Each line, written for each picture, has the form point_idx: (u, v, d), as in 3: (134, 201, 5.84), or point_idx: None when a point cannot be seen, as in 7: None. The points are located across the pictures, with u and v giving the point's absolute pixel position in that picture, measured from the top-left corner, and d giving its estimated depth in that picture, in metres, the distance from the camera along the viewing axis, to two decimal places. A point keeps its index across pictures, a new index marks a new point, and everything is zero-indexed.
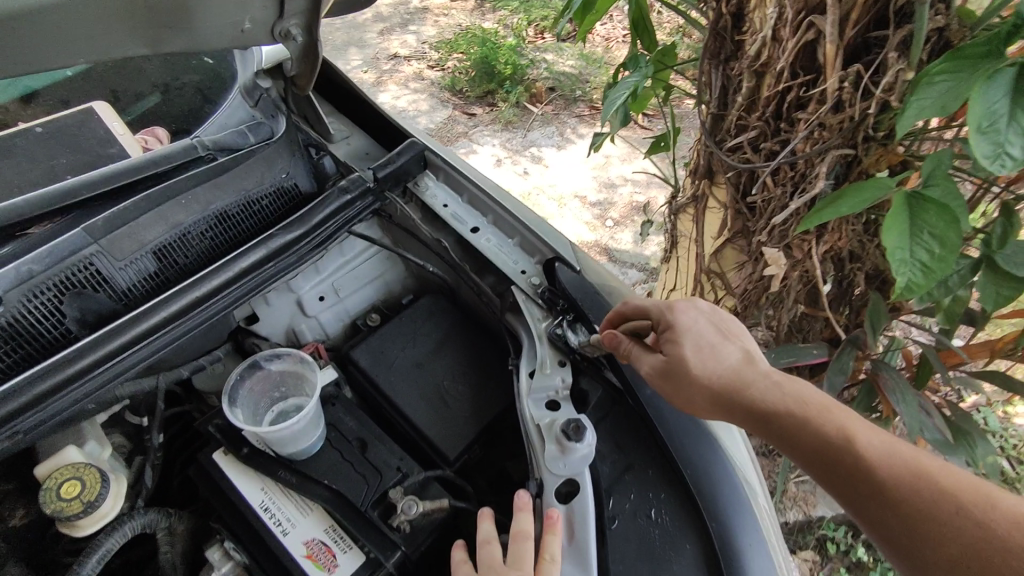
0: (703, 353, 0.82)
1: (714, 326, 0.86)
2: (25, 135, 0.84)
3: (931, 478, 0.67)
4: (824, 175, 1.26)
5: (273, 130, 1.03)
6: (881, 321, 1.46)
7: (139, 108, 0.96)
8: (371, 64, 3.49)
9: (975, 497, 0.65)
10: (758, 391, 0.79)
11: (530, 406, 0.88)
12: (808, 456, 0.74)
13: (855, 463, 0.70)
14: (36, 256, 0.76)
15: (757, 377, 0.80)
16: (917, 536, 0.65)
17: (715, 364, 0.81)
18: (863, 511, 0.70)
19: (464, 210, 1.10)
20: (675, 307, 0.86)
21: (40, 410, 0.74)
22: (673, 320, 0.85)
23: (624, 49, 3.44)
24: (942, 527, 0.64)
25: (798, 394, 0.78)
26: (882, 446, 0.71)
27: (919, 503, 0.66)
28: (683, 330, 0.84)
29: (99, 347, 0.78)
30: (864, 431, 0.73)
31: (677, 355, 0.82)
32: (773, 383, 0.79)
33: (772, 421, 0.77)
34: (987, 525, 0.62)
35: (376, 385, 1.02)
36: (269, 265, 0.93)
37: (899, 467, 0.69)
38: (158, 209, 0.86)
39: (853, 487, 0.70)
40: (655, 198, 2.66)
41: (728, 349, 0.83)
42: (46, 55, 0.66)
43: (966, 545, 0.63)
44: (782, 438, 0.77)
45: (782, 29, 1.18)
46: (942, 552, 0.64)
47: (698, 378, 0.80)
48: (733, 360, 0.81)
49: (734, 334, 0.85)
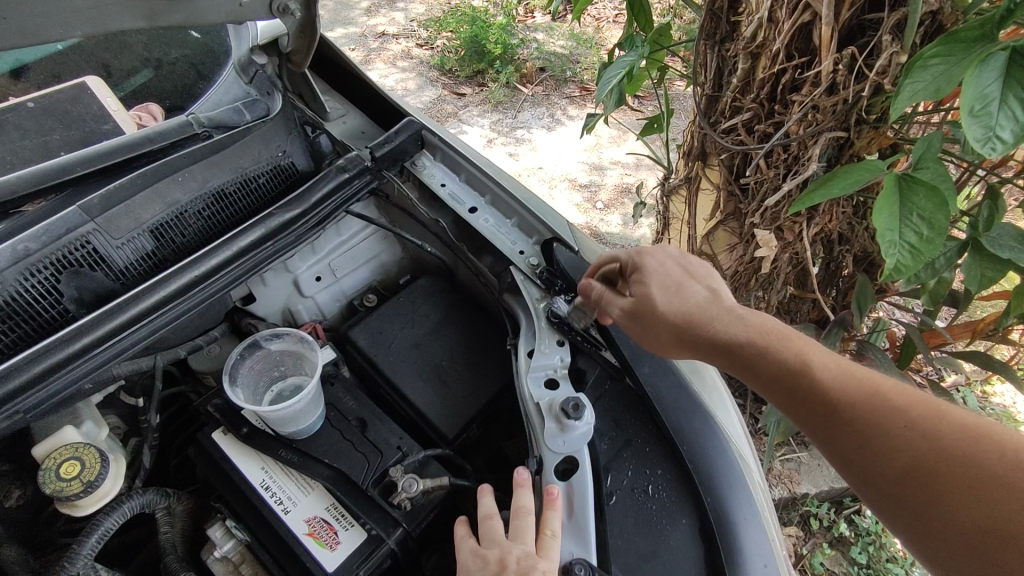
0: (669, 290, 0.83)
1: (680, 268, 0.87)
2: (17, 110, 0.82)
3: (886, 396, 0.68)
4: (816, 158, 1.27)
5: (269, 106, 1.01)
6: (868, 300, 1.48)
7: (132, 84, 0.95)
8: (358, 42, 3.43)
9: (927, 411, 0.66)
10: (720, 324, 0.79)
11: (529, 385, 0.89)
12: (768, 383, 0.75)
13: (813, 387, 0.71)
14: (32, 234, 0.75)
15: (721, 311, 0.80)
16: (872, 452, 0.66)
17: (680, 300, 0.82)
18: (821, 433, 0.71)
19: (462, 190, 1.10)
20: (644, 254, 0.89)
21: (40, 390, 0.73)
22: (641, 261, 0.88)
23: (614, 30, 3.41)
24: (893, 444, 0.66)
25: (759, 323, 0.78)
26: (839, 369, 0.72)
27: (873, 423, 0.67)
28: (651, 271, 0.86)
29: (99, 326, 0.77)
30: (822, 357, 0.73)
31: (644, 294, 0.84)
32: (735, 316, 0.79)
33: (733, 352, 0.77)
34: (938, 437, 0.64)
35: (375, 365, 1.03)
36: (267, 244, 0.92)
37: (855, 388, 0.70)
38: (154, 187, 0.85)
39: (810, 411, 0.71)
40: (644, 181, 2.66)
41: (693, 288, 0.84)
42: (45, 27, 0.64)
43: (918, 457, 0.64)
44: (743, 367, 0.77)
45: (778, 10, 1.18)
46: (893, 464, 0.65)
47: (664, 315, 0.81)
48: (698, 298, 0.82)
49: (701, 275, 0.86)
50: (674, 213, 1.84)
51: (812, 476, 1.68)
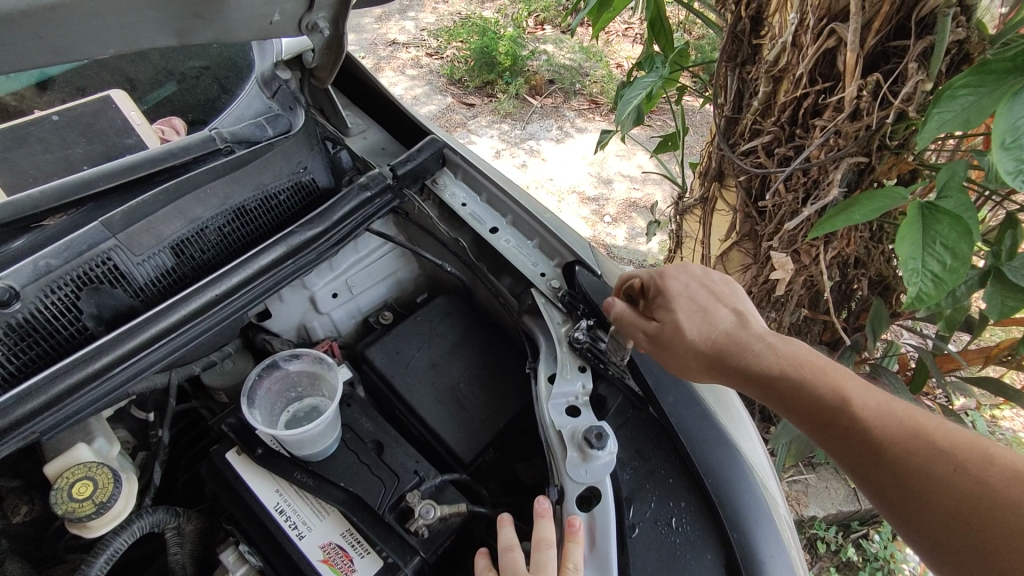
0: (697, 317, 0.83)
1: (705, 290, 0.87)
2: (41, 123, 0.81)
3: (928, 436, 0.67)
4: (837, 183, 1.25)
5: (291, 122, 1.00)
6: (884, 324, 1.46)
7: (156, 96, 0.94)
8: (369, 50, 3.43)
9: (973, 454, 0.65)
10: (753, 354, 0.79)
11: (551, 412, 0.88)
12: (807, 416, 0.74)
13: (854, 424, 0.70)
14: (53, 250, 0.74)
15: (752, 340, 0.80)
16: (914, 493, 0.66)
17: (709, 329, 0.82)
18: (862, 470, 0.70)
19: (483, 210, 1.09)
20: (666, 275, 0.88)
21: (58, 410, 0.72)
22: (665, 284, 0.87)
23: (624, 44, 3.42)
24: (939, 486, 0.64)
25: (794, 355, 0.78)
26: (879, 406, 0.71)
27: (916, 464, 0.66)
28: (676, 295, 0.86)
29: (118, 345, 0.76)
30: (861, 393, 0.72)
31: (671, 321, 0.84)
32: (769, 347, 0.78)
33: (769, 383, 0.77)
34: (983, 481, 0.63)
35: (391, 385, 1.01)
36: (288, 262, 0.91)
37: (897, 426, 0.69)
38: (176, 204, 0.85)
39: (851, 447, 0.70)
40: (652, 195, 2.65)
41: (721, 313, 0.84)
42: (76, 45, 0.63)
43: (963, 502, 0.63)
44: (779, 400, 0.76)
45: (803, 35, 1.17)
46: (936, 508, 0.64)
47: (694, 343, 0.81)
48: (726, 324, 0.82)
49: (726, 299, 0.86)
50: (687, 232, 1.83)
51: (821, 500, 1.65)
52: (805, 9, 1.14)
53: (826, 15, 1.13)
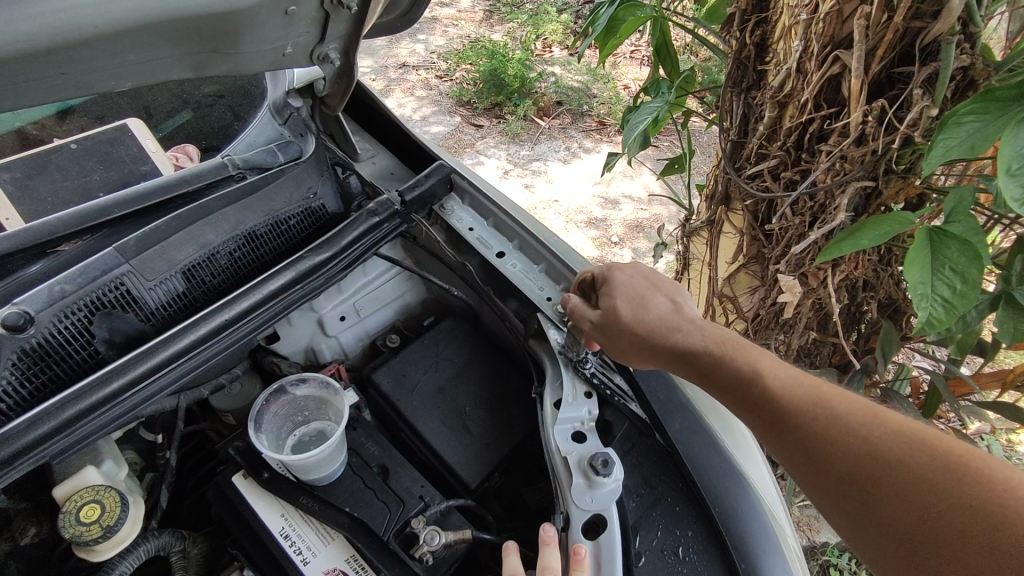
0: (634, 303, 0.85)
1: (649, 283, 0.88)
2: (60, 151, 0.83)
3: (828, 402, 0.68)
4: (845, 207, 1.25)
5: (302, 148, 1.02)
6: (894, 348, 1.45)
7: (171, 125, 0.97)
8: (379, 72, 3.50)
9: (867, 417, 0.65)
10: (681, 334, 0.81)
11: (557, 437, 0.87)
12: (724, 389, 0.75)
13: (764, 395, 0.71)
14: (69, 275, 0.76)
15: (682, 324, 0.82)
16: (814, 456, 0.65)
17: (644, 314, 0.84)
18: (771, 437, 0.70)
19: (490, 234, 1.09)
20: (614, 268, 0.91)
21: (69, 434, 0.73)
22: (611, 275, 0.90)
23: (631, 66, 3.46)
24: (835, 449, 0.64)
25: (719, 334, 0.79)
26: (789, 378, 0.71)
27: (815, 428, 0.66)
28: (618, 285, 0.88)
29: (128, 369, 0.77)
30: (774, 367, 0.73)
31: (612, 305, 0.86)
32: (696, 329, 0.81)
33: (692, 358, 0.78)
34: (871, 441, 0.63)
35: (397, 409, 1.01)
36: (297, 287, 0.92)
37: (802, 395, 0.69)
38: (189, 229, 0.86)
39: (760, 416, 0.70)
40: (659, 216, 2.66)
41: (657, 300, 0.86)
42: (98, 81, 0.65)
43: (856, 462, 0.63)
44: (700, 375, 0.78)
45: (807, 62, 1.18)
46: (834, 471, 0.64)
47: (627, 325, 0.84)
48: (662, 310, 0.84)
49: (666, 289, 0.88)
50: (694, 254, 1.83)
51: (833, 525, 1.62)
52: (809, 36, 1.15)
53: (831, 43, 1.13)
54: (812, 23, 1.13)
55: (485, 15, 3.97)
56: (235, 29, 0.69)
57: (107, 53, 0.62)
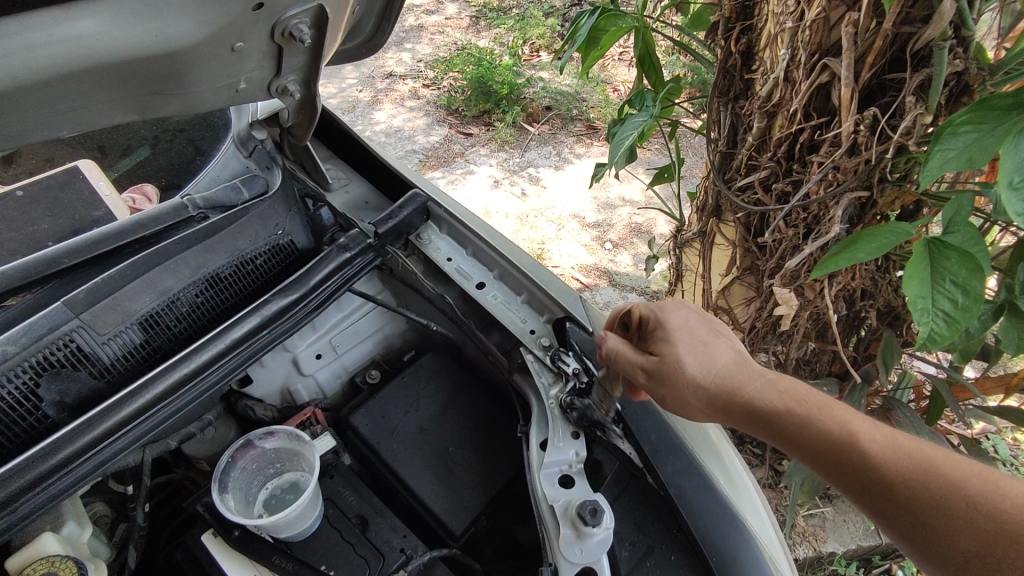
0: (696, 350, 0.80)
1: (705, 325, 0.83)
2: (5, 199, 0.79)
3: (935, 466, 0.64)
4: (839, 219, 1.20)
5: (268, 182, 0.97)
6: (895, 358, 1.40)
7: (126, 163, 0.92)
8: (366, 84, 3.45)
9: (983, 485, 0.61)
10: (753, 389, 0.75)
11: (543, 483, 0.82)
12: (813, 454, 0.70)
13: (861, 460, 0.66)
14: (10, 336, 0.70)
15: (752, 377, 0.76)
16: (931, 530, 0.62)
17: (709, 363, 0.78)
18: (875, 506, 0.66)
19: (469, 264, 1.05)
20: (664, 307, 0.86)
21: (12, 511, 0.68)
22: (663, 317, 0.84)
23: (620, 68, 3.42)
24: (952, 521, 0.61)
25: (796, 391, 0.74)
26: (885, 440, 0.67)
27: (926, 498, 0.63)
28: (675, 328, 0.82)
29: (78, 437, 0.72)
30: (867, 427, 0.68)
31: (670, 353, 0.80)
32: (768, 381, 0.75)
33: (771, 421, 0.73)
34: (994, 515, 0.60)
35: (376, 453, 0.96)
36: (264, 332, 0.87)
37: (905, 458, 0.65)
38: (145, 277, 0.81)
39: (859, 484, 0.67)
40: (653, 220, 2.61)
41: (721, 348, 0.80)
42: (29, 132, 0.60)
43: (981, 538, 0.59)
44: (783, 438, 0.72)
45: (795, 71, 1.13)
46: (952, 543, 0.61)
47: (693, 379, 0.77)
48: (726, 359, 0.79)
49: (726, 334, 0.83)
50: (687, 265, 1.77)
51: (839, 534, 1.57)
52: (796, 44, 1.10)
53: (818, 51, 1.08)
54: (798, 30, 1.08)
55: (472, 21, 3.90)
56: (178, 71, 0.64)
57: (29, 105, 0.57)
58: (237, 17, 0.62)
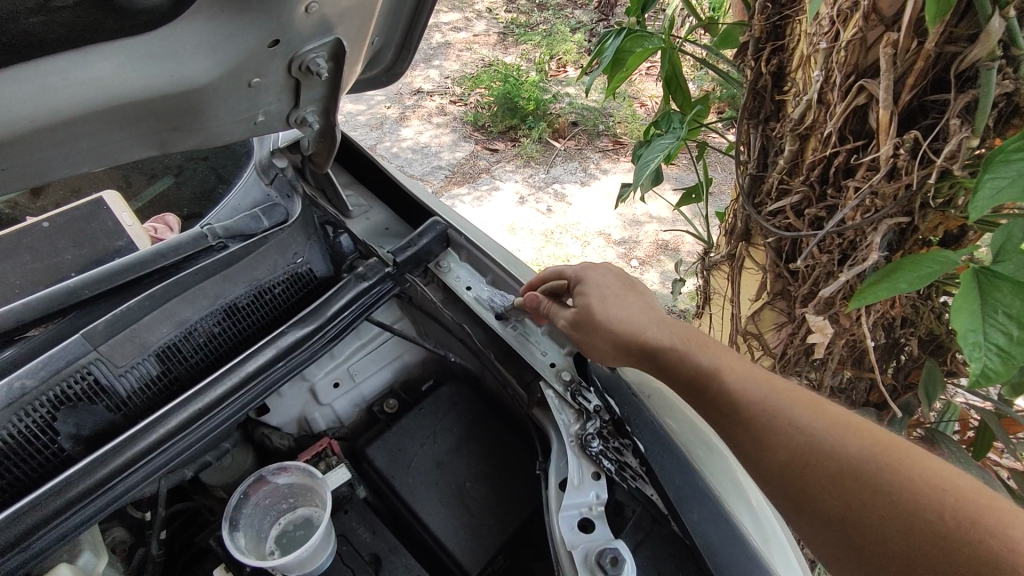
0: (608, 301, 0.89)
1: (623, 282, 0.93)
2: (31, 230, 0.81)
3: (807, 406, 0.71)
4: (878, 246, 1.12)
5: (288, 211, 0.98)
6: (939, 388, 1.28)
7: (150, 193, 0.94)
8: (394, 100, 3.48)
9: (839, 422, 0.68)
10: (655, 336, 0.85)
11: (561, 526, 0.79)
12: (696, 393, 0.78)
13: (733, 398, 0.74)
14: (29, 369, 0.71)
15: (656, 328, 0.86)
16: (780, 459, 0.68)
17: (617, 313, 0.88)
18: (741, 442, 0.73)
19: (489, 294, 1.02)
20: (586, 269, 0.95)
21: (23, 549, 0.67)
22: (584, 274, 0.94)
23: (648, 83, 3.39)
24: (798, 451, 0.67)
25: (697, 339, 0.83)
26: (761, 384, 0.75)
27: (785, 431, 0.69)
28: (593, 282, 0.92)
29: (93, 472, 0.71)
30: (748, 372, 0.77)
31: (585, 301, 0.90)
32: (670, 333, 0.84)
33: (667, 365, 0.82)
34: (835, 446, 0.66)
35: (392, 487, 0.94)
36: (280, 365, 0.86)
37: (776, 397, 0.73)
38: (162, 308, 0.82)
39: (729, 420, 0.74)
40: (681, 237, 2.56)
41: (633, 304, 0.89)
42: (48, 170, 0.60)
43: (820, 468, 0.65)
44: (675, 381, 0.81)
45: (829, 93, 1.07)
46: (794, 470, 0.67)
47: (601, 323, 0.87)
48: (635, 312, 0.88)
49: (644, 292, 0.92)
50: (715, 288, 1.69)
51: None
52: (830, 65, 1.05)
53: (854, 72, 1.02)
54: (833, 51, 1.03)
55: (499, 37, 3.91)
56: (196, 106, 0.64)
57: (47, 146, 0.56)
58: (252, 53, 0.62)
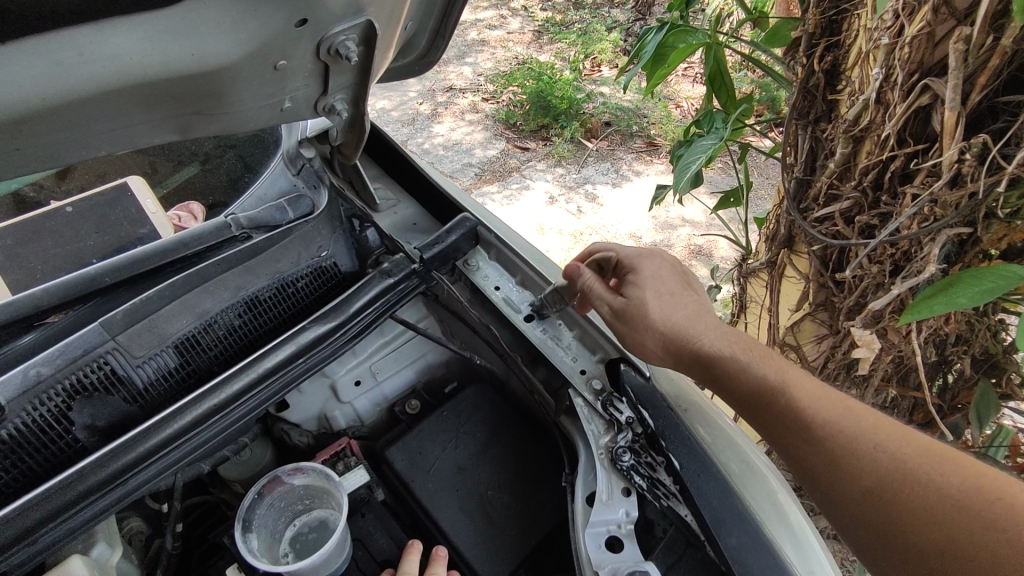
0: (662, 299, 0.84)
1: (676, 276, 0.88)
2: (55, 215, 0.80)
3: (854, 415, 0.71)
4: (936, 258, 1.02)
5: (314, 203, 0.95)
6: (992, 411, 1.14)
7: (175, 180, 0.92)
8: (427, 96, 3.47)
9: (894, 434, 0.68)
10: (706, 338, 0.80)
11: (587, 543, 0.75)
12: (747, 399, 0.75)
13: (788, 406, 0.72)
14: (46, 357, 0.69)
15: (707, 328, 0.81)
16: (838, 469, 0.68)
17: (671, 311, 0.83)
18: (794, 449, 0.72)
19: (518, 295, 0.99)
20: (641, 257, 0.90)
21: (32, 542, 0.65)
22: (639, 263, 0.89)
23: (685, 84, 3.31)
24: (858, 463, 0.67)
25: (743, 341, 0.80)
26: (814, 391, 0.73)
27: (843, 443, 0.69)
28: (646, 276, 0.87)
29: (106, 465, 0.69)
30: (800, 378, 0.75)
31: (638, 297, 0.85)
32: (721, 332, 0.80)
33: (716, 365, 0.77)
34: (898, 460, 0.66)
35: (410, 492, 0.90)
36: (301, 361, 0.83)
37: (829, 406, 0.72)
38: (182, 299, 0.79)
39: (784, 428, 0.72)
40: (716, 242, 2.48)
41: (684, 301, 0.85)
42: (66, 150, 0.58)
43: (881, 480, 0.65)
44: (723, 384, 0.77)
45: (889, 92, 0.98)
46: (854, 482, 0.67)
47: (653, 324, 0.82)
48: (688, 310, 0.83)
49: (695, 289, 0.88)
50: (751, 296, 1.60)
51: None
52: (891, 62, 0.96)
53: (918, 70, 0.93)
54: (895, 48, 0.95)
55: (535, 35, 3.86)
56: (219, 89, 0.61)
57: (60, 127, 0.54)
58: (279, 34, 0.59)
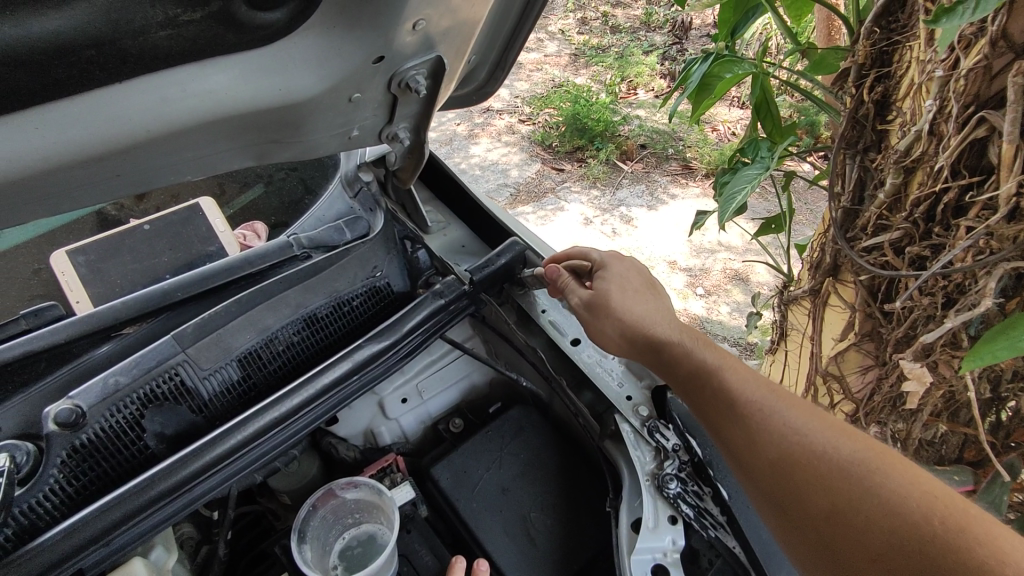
0: (626, 291, 0.88)
1: (644, 276, 0.92)
2: (133, 232, 0.84)
3: (779, 397, 0.73)
4: (992, 293, 0.99)
5: (370, 224, 0.98)
6: None
7: (243, 200, 0.98)
8: (464, 118, 3.54)
9: (813, 416, 0.70)
10: (657, 327, 0.84)
11: (634, 571, 0.75)
12: (684, 379, 0.79)
13: (719, 386, 0.76)
14: (123, 367, 0.74)
15: (658, 320, 0.85)
16: (751, 442, 0.71)
17: (632, 302, 0.87)
18: (719, 425, 0.75)
19: (564, 319, 1.01)
20: (613, 256, 0.94)
21: (106, 543, 0.68)
22: (608, 259, 0.93)
23: (722, 108, 3.31)
24: (770, 438, 0.70)
25: (691, 332, 0.84)
26: (747, 375, 0.76)
27: (759, 419, 0.71)
28: (613, 271, 0.92)
29: (174, 472, 0.72)
30: (736, 365, 0.78)
31: (603, 288, 0.89)
32: (673, 324, 0.85)
33: (660, 350, 0.83)
34: (808, 438, 0.68)
35: (455, 510, 0.91)
36: (354, 378, 0.86)
37: (755, 387, 0.75)
38: (247, 314, 0.83)
39: (711, 404, 0.76)
40: (753, 267, 2.46)
41: (645, 295, 0.89)
42: (158, 175, 0.62)
43: (791, 455, 0.68)
44: (665, 368, 0.82)
45: (943, 124, 0.97)
46: (764, 454, 0.69)
47: (613, 312, 0.86)
48: (647, 306, 0.87)
49: (659, 288, 0.91)
50: (792, 324, 1.57)
51: None
52: (946, 94, 0.96)
53: (975, 103, 0.93)
54: (950, 80, 0.94)
55: (571, 58, 3.91)
56: (298, 120, 0.65)
57: (155, 155, 0.58)
58: (357, 70, 0.63)
